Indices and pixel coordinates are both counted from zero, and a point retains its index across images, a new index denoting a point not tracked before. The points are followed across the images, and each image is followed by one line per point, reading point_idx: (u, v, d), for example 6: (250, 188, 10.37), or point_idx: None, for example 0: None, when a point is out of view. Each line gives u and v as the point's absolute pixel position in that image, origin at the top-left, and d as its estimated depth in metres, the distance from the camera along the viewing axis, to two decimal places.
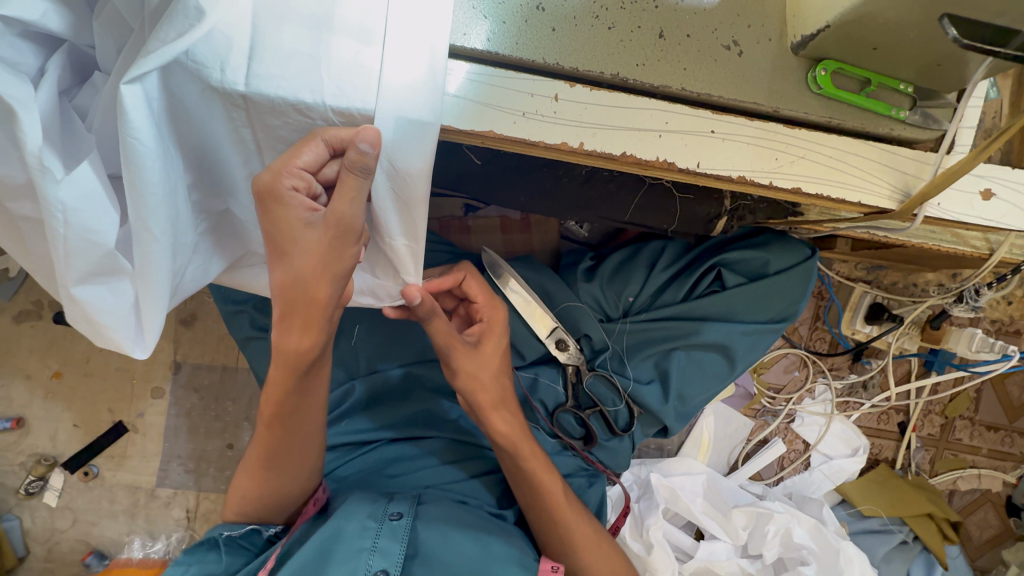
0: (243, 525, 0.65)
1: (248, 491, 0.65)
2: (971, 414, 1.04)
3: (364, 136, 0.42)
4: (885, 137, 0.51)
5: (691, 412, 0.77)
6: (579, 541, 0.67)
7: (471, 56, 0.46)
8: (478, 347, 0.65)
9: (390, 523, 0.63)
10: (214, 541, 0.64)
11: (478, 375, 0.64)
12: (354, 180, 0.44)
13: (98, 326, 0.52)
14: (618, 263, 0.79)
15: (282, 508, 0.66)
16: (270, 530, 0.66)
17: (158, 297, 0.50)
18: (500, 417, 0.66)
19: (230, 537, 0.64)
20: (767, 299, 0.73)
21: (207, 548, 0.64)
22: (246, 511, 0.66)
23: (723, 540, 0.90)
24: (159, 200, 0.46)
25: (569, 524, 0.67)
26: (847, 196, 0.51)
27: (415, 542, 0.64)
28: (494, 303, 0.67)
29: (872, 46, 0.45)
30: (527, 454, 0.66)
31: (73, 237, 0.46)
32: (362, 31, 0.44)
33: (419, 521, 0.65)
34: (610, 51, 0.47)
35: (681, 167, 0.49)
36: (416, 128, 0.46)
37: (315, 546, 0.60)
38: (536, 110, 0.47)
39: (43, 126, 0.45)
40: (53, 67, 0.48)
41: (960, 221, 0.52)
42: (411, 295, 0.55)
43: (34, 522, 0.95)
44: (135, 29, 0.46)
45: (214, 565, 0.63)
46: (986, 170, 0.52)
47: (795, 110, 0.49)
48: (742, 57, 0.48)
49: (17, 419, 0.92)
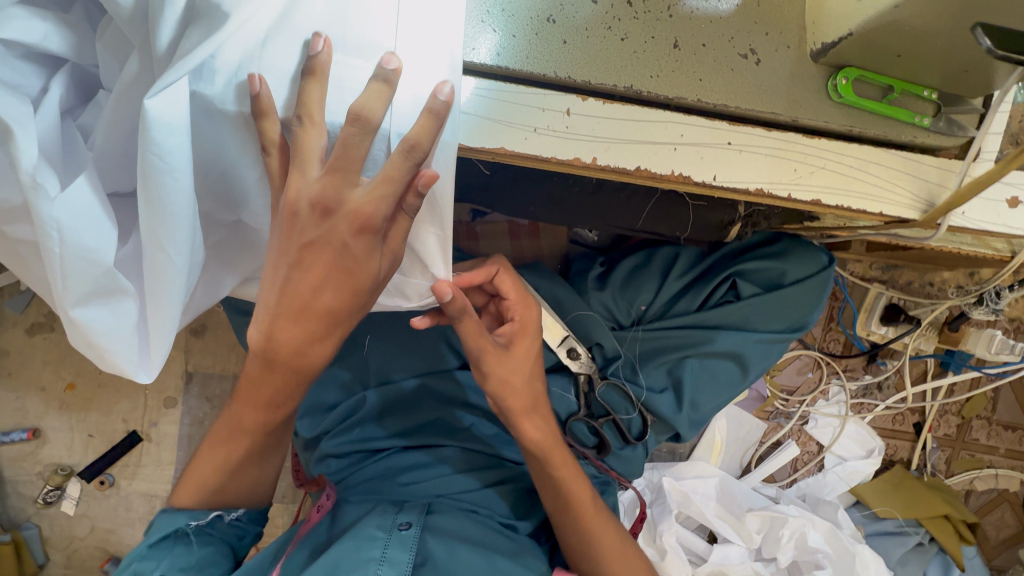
0: (207, 511, 0.63)
1: (212, 480, 0.62)
2: (988, 414, 1.03)
3: (421, 179, 0.42)
4: (908, 144, 0.50)
5: (703, 419, 0.76)
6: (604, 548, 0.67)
7: (482, 71, 0.45)
8: (509, 348, 0.63)
9: (399, 532, 0.65)
10: (180, 532, 0.61)
11: (510, 379, 0.62)
12: (406, 220, 0.45)
13: (101, 350, 0.49)
14: (630, 269, 0.78)
15: (255, 489, 0.66)
16: (233, 514, 0.64)
17: (169, 318, 0.48)
18: (531, 421, 0.65)
19: (198, 526, 0.62)
20: (784, 309, 0.72)
21: (172, 543, 0.60)
22: (212, 496, 0.63)
23: (736, 544, 0.90)
24: (182, 218, 0.45)
25: (594, 530, 0.67)
26: (869, 207, 0.49)
27: (422, 549, 0.66)
28: (527, 303, 0.63)
29: (897, 54, 0.43)
30: (556, 457, 0.66)
31: (69, 256, 0.45)
32: (365, 49, 0.43)
33: (427, 530, 0.68)
34: (624, 62, 0.45)
35: (697, 180, 0.47)
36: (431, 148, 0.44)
37: (331, 556, 0.62)
38: (548, 125, 0.46)
39: (42, 146, 0.45)
40: (55, 86, 0.47)
41: (985, 229, 0.51)
42: (440, 291, 0.50)
43: (53, 531, 0.96)
44: (139, 46, 0.45)
45: (183, 557, 0.60)
46: (1014, 177, 0.50)
47: (815, 119, 0.47)
48: (759, 66, 0.46)
49: (33, 430, 0.93)
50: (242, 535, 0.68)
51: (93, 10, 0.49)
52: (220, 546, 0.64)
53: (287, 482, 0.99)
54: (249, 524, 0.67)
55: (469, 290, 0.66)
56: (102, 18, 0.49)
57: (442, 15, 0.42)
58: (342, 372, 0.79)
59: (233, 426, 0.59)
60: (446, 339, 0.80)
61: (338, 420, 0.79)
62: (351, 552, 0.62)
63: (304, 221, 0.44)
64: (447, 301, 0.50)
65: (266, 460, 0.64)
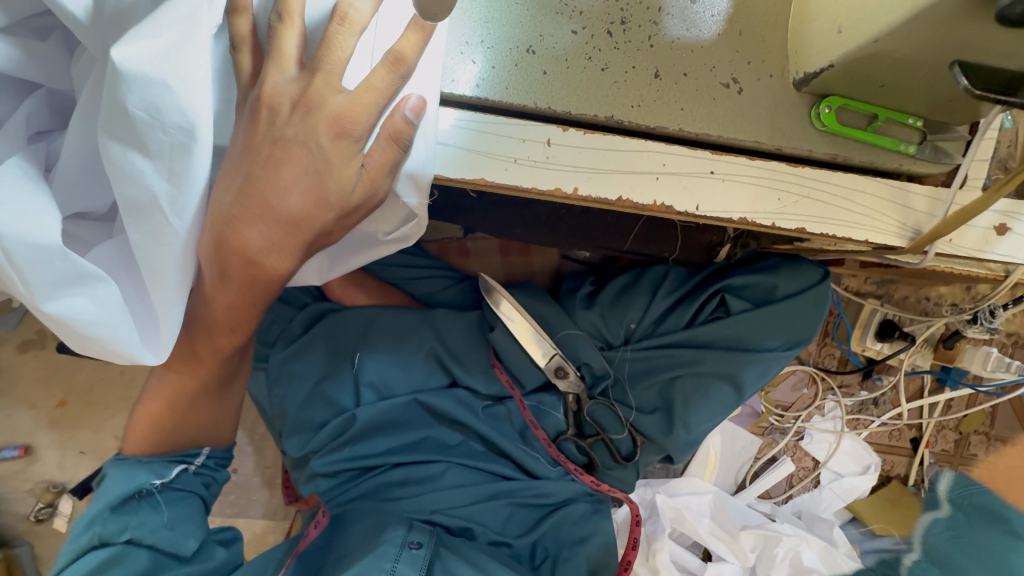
0: (170, 465, 0.63)
1: (168, 420, 0.63)
2: (987, 430, 1.02)
3: (409, 104, 0.42)
4: (894, 170, 0.49)
5: (697, 440, 0.74)
6: None
7: (462, 102, 0.45)
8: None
9: (410, 551, 0.67)
10: (144, 492, 0.61)
11: None
12: (394, 151, 0.44)
13: (98, 341, 0.47)
14: (619, 288, 0.78)
15: (220, 428, 0.67)
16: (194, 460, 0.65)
17: (172, 292, 0.47)
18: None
19: (163, 484, 0.62)
20: (775, 325, 0.71)
21: (138, 504, 0.60)
22: (171, 437, 0.64)
23: (730, 562, 0.89)
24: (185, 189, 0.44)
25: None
26: (853, 236, 0.49)
27: (433, 568, 0.68)
28: None
29: (880, 84, 0.43)
30: None
31: (22, 251, 0.42)
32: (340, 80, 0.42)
33: (440, 550, 0.70)
34: (604, 92, 0.45)
35: (679, 210, 0.47)
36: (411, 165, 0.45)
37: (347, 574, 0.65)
38: (528, 156, 0.45)
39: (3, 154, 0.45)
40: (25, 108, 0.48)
41: (973, 256, 0.50)
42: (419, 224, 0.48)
43: (45, 548, 0.96)
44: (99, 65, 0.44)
45: (154, 519, 0.60)
46: (1001, 204, 0.49)
47: (800, 147, 0.47)
48: (741, 95, 0.46)
49: (24, 447, 0.93)
50: (211, 483, 0.68)
51: (71, 39, 0.49)
52: (192, 498, 0.64)
53: (279, 499, 0.99)
54: (218, 467, 0.68)
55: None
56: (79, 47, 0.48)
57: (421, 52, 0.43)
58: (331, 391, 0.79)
59: (186, 355, 0.57)
60: (435, 355, 0.80)
61: (327, 440, 0.78)
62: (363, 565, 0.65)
63: (282, 118, 0.43)
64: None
65: (223, 396, 0.64)
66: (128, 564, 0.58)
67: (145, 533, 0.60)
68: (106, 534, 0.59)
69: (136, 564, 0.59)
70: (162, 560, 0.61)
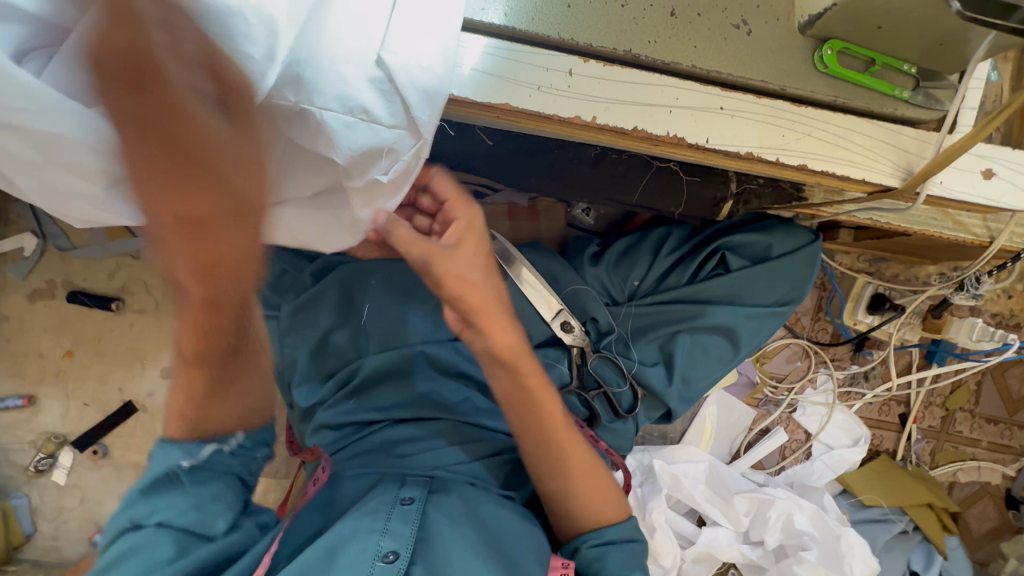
0: (202, 445, 0.57)
1: (191, 413, 0.56)
2: (971, 407, 1.06)
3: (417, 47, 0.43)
4: (889, 117, 0.52)
5: (695, 396, 0.78)
6: (572, 452, 0.67)
7: (490, 31, 0.48)
8: (463, 258, 0.58)
9: (401, 507, 0.64)
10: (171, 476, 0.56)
11: (467, 276, 0.59)
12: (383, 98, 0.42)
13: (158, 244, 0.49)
14: (624, 248, 0.81)
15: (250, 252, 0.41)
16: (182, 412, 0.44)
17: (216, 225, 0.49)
18: (495, 322, 0.61)
19: (193, 465, 0.56)
20: (772, 281, 0.74)
21: (165, 487, 0.56)
22: (195, 428, 0.57)
23: (724, 526, 0.92)
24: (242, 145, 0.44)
25: (563, 442, 0.66)
26: (852, 174, 0.52)
27: (424, 525, 0.63)
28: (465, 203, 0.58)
29: (877, 26, 0.46)
30: (523, 364, 0.64)
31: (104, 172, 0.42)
32: None
33: (430, 505, 0.66)
34: (623, 28, 0.48)
35: (690, 142, 0.50)
36: (429, 90, 0.44)
37: (335, 533, 0.61)
38: (551, 84, 0.48)
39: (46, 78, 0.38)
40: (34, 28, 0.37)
41: (960, 199, 0.54)
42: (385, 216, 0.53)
43: (42, 501, 0.96)
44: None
45: (180, 501, 0.56)
46: (987, 150, 0.53)
47: (803, 88, 0.50)
48: (750, 36, 0.49)
49: (29, 397, 0.93)
50: (250, 461, 0.61)
51: None
52: (224, 480, 0.58)
53: (281, 456, 1.00)
54: (254, 446, 0.61)
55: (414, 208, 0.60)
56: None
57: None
58: (340, 342, 0.80)
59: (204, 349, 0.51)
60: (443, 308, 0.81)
61: (335, 390, 0.79)
62: (354, 525, 0.62)
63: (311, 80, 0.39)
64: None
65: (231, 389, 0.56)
66: (155, 549, 0.54)
67: (172, 518, 0.55)
68: (135, 516, 0.55)
69: (160, 550, 0.54)
70: (191, 544, 0.57)
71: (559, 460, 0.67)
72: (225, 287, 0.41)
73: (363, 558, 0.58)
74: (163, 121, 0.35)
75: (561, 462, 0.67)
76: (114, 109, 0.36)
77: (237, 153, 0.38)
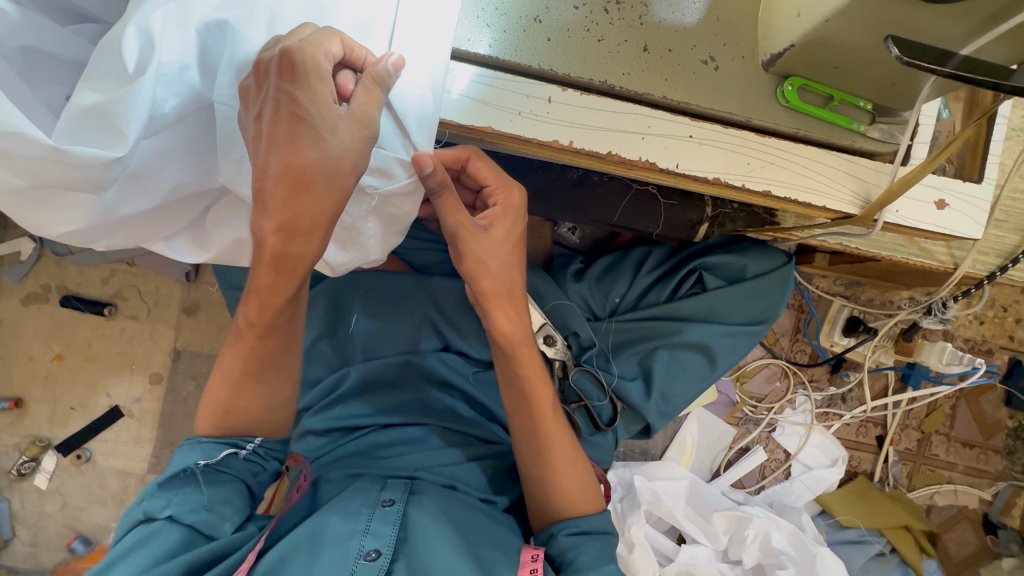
0: (220, 448, 0.60)
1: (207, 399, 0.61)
2: (946, 430, 1.08)
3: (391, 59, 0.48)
4: (849, 149, 0.56)
5: (673, 412, 0.80)
6: (554, 450, 0.67)
7: (474, 60, 0.51)
8: (489, 231, 0.61)
9: (382, 509, 0.65)
10: (188, 472, 0.58)
11: (485, 260, 0.61)
12: (378, 92, 0.47)
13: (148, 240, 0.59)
14: (606, 266, 0.84)
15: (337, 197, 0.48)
16: (248, 447, 0.61)
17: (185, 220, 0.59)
18: (502, 310, 0.64)
19: (208, 465, 0.59)
20: (747, 301, 0.77)
21: (181, 482, 0.58)
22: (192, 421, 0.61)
23: (704, 544, 0.93)
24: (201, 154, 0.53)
25: (549, 443, 0.67)
26: (813, 201, 0.56)
27: (405, 526, 0.65)
28: (509, 187, 0.61)
29: (834, 66, 0.50)
30: (523, 353, 0.65)
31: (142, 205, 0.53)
32: (361, 30, 0.49)
33: (412, 505, 0.67)
34: (600, 60, 0.52)
35: (661, 167, 0.54)
36: (422, 116, 0.50)
37: (310, 528, 0.62)
38: (530, 110, 0.52)
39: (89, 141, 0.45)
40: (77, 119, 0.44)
41: (915, 228, 0.57)
42: (422, 163, 0.50)
43: (23, 505, 0.96)
44: (106, 22, 0.53)
45: (194, 498, 0.58)
46: (940, 182, 0.57)
47: (766, 120, 0.54)
48: (717, 72, 0.53)
49: (16, 399, 0.94)
50: (260, 472, 0.63)
51: None
52: (236, 484, 0.60)
53: None
54: (268, 457, 0.63)
55: (456, 186, 0.64)
56: (102, 57, 0.44)
57: (432, 28, 0.50)
58: (329, 350, 0.82)
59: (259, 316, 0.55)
60: (429, 321, 0.83)
61: (319, 398, 0.81)
62: (334, 526, 0.63)
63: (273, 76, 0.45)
64: (428, 174, 0.51)
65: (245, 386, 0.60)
66: (164, 540, 0.55)
67: (184, 513, 0.57)
68: (149, 510, 0.57)
69: (168, 540, 0.55)
70: (196, 542, 0.57)
71: (542, 459, 0.68)
72: (299, 244, 0.49)
73: (344, 557, 0.59)
74: (294, 114, 0.44)
75: (544, 462, 0.68)
76: (256, 93, 0.46)
77: (356, 149, 0.46)
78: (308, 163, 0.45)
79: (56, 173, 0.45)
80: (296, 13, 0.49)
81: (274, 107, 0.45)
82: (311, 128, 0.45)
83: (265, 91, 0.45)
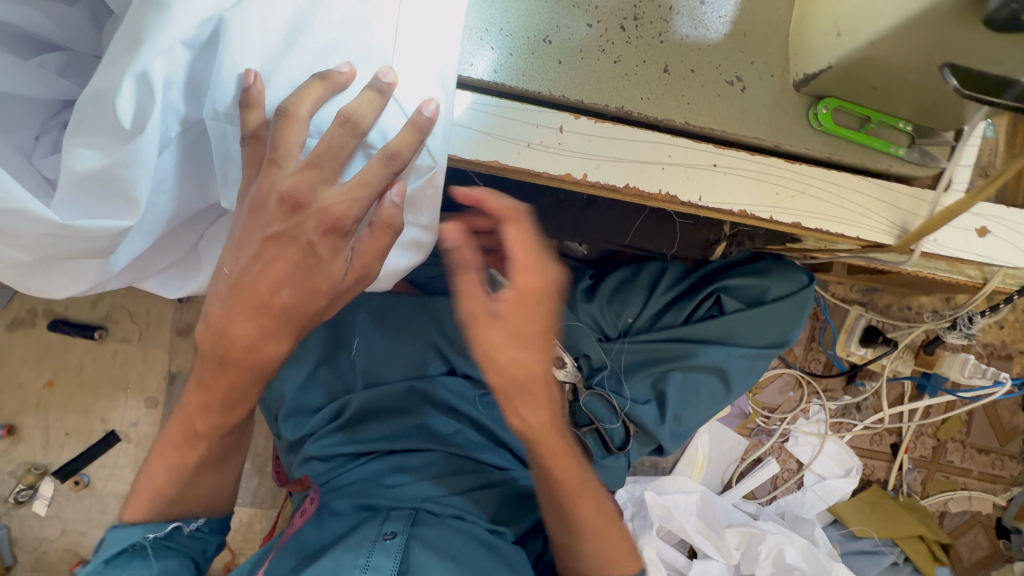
0: (167, 522, 0.60)
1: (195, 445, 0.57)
2: (962, 437, 1.06)
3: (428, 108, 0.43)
4: (884, 172, 0.52)
5: (687, 433, 0.77)
6: (586, 516, 0.64)
7: (477, 86, 0.47)
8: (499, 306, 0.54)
9: (383, 543, 0.64)
10: (137, 546, 0.58)
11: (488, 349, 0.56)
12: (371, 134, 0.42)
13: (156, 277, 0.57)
14: (618, 282, 0.80)
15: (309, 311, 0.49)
16: (194, 525, 0.62)
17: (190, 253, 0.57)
18: None
19: (157, 538, 0.59)
20: (764, 324, 0.74)
21: (130, 557, 0.58)
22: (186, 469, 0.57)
23: (716, 560, 0.89)
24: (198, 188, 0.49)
25: (579, 514, 0.64)
26: (845, 232, 0.51)
27: (406, 559, 0.63)
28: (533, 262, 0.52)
29: (873, 87, 0.46)
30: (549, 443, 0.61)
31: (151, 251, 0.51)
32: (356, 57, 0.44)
33: (413, 539, 0.66)
34: (616, 84, 0.47)
35: (683, 199, 0.49)
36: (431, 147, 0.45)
37: (318, 568, 0.62)
38: (541, 141, 0.47)
39: (95, 210, 0.44)
40: (81, 189, 0.43)
41: (955, 257, 0.53)
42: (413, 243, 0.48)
43: (22, 531, 0.94)
44: (72, 50, 0.49)
45: (143, 572, 0.57)
46: (983, 208, 0.53)
47: (797, 145, 0.49)
48: (745, 92, 0.48)
49: (8, 427, 0.91)
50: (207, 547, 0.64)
51: (98, 10, 0.49)
52: (185, 560, 0.61)
53: (268, 486, 0.98)
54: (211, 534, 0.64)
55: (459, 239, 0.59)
56: (92, 117, 0.42)
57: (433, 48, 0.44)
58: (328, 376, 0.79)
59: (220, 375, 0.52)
60: (434, 345, 0.80)
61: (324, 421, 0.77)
62: (337, 560, 0.62)
63: (271, 213, 0.45)
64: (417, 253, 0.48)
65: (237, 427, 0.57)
66: None
67: None
68: None
69: None
70: None
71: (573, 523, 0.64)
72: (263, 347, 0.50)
73: None
74: (297, 247, 0.46)
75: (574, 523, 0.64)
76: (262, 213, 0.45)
77: (342, 275, 0.48)
78: (295, 282, 0.47)
79: (63, 245, 0.45)
80: (277, 38, 0.42)
81: (273, 237, 0.45)
82: (309, 261, 0.46)
83: (260, 220, 0.45)
